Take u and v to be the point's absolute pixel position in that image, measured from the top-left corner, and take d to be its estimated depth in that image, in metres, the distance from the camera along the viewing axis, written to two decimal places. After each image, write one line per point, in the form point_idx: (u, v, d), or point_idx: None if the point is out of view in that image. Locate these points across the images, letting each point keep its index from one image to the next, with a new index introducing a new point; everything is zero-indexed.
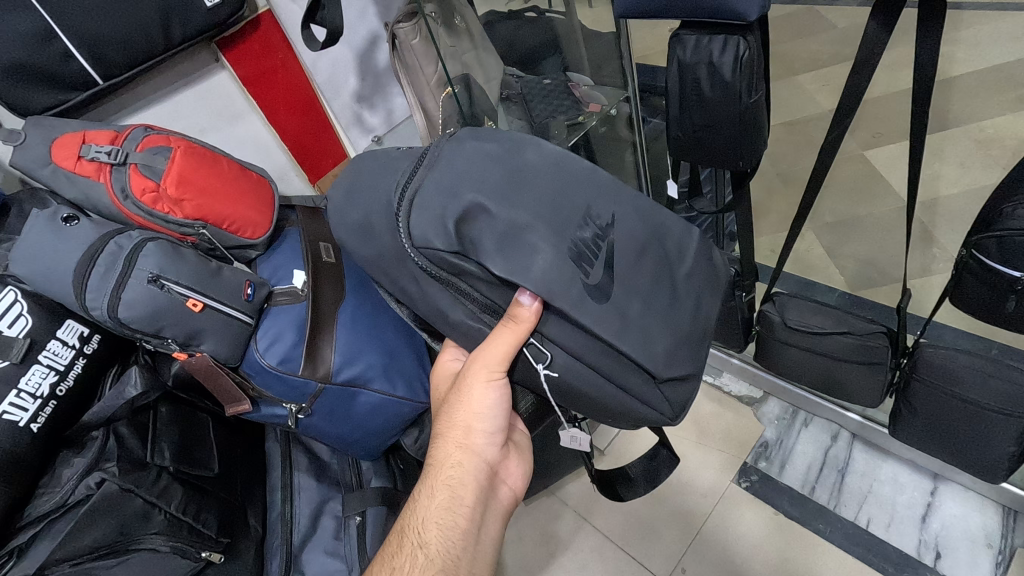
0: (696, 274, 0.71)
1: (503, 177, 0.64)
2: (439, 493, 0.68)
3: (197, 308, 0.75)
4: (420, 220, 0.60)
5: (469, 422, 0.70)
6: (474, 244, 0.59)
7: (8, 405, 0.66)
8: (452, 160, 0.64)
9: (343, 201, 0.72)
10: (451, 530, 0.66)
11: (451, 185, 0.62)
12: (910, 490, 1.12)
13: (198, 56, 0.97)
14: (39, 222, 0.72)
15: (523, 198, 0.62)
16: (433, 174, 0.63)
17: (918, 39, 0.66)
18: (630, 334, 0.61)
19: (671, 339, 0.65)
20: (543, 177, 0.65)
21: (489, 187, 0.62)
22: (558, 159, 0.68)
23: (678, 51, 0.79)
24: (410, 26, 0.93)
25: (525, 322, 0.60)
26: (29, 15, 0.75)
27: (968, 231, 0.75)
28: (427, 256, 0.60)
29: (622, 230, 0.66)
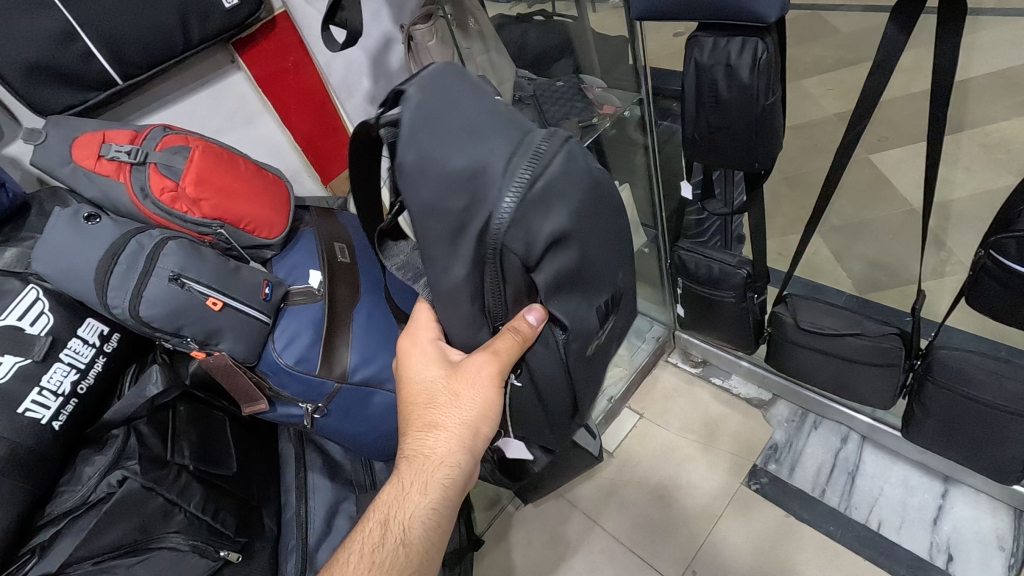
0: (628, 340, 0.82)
1: (599, 211, 0.61)
2: (424, 488, 0.66)
3: (217, 307, 0.76)
4: (515, 222, 0.53)
5: (471, 423, 0.66)
6: (543, 270, 0.56)
7: (31, 402, 0.66)
8: (566, 171, 0.56)
9: (422, 128, 0.52)
10: (433, 525, 0.66)
11: (554, 199, 0.55)
12: (921, 492, 1.12)
13: (214, 57, 0.97)
14: (61, 220, 0.72)
15: (598, 242, 0.61)
16: (547, 175, 0.55)
17: (938, 40, 0.66)
18: (584, 379, 0.70)
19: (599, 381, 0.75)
20: (612, 223, 0.64)
21: (581, 218, 0.58)
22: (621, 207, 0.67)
23: (695, 53, 0.80)
24: (427, 28, 0.96)
25: (530, 338, 0.61)
26: (53, 15, 0.75)
27: (986, 232, 0.75)
28: (498, 257, 0.55)
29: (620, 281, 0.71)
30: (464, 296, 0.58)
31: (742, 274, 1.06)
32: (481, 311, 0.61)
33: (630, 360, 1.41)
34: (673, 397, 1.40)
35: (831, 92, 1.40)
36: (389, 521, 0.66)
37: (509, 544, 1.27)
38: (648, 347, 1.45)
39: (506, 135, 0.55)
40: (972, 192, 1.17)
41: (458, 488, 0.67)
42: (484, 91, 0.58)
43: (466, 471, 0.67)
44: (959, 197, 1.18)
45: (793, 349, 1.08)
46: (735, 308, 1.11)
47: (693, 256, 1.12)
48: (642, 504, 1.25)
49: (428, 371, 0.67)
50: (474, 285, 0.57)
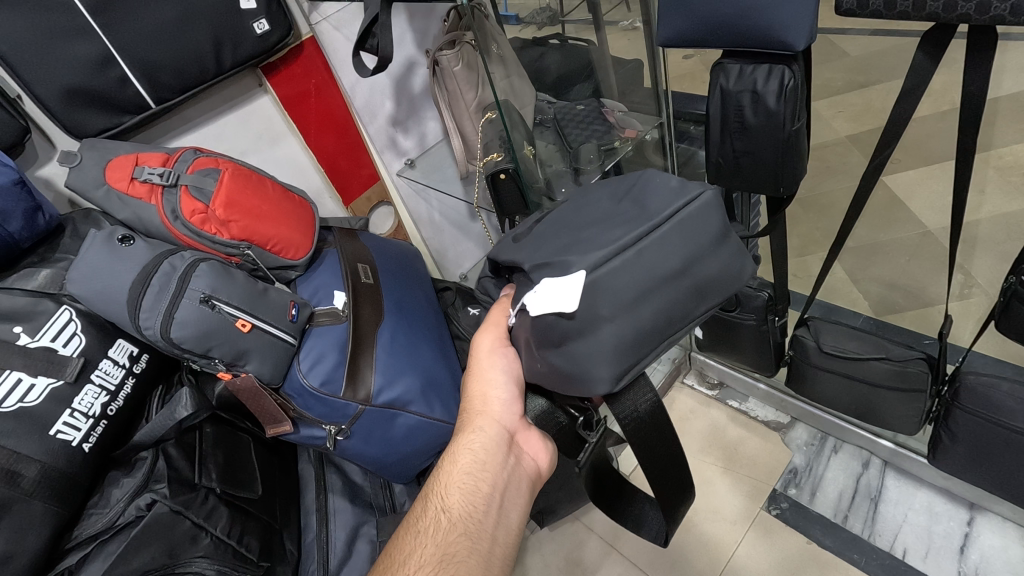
0: (638, 196, 0.61)
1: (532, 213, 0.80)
2: (461, 457, 0.66)
3: (246, 328, 0.76)
4: None
5: (485, 391, 0.68)
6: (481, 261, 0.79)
7: (62, 424, 0.66)
8: None
9: None
10: (474, 495, 0.64)
11: None
12: (946, 520, 1.10)
13: (244, 81, 1.00)
14: (97, 242, 0.73)
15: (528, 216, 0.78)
16: None
17: (967, 70, 0.67)
18: (529, 249, 0.63)
19: (566, 235, 0.61)
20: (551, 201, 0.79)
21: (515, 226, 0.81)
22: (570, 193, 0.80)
23: (721, 79, 0.81)
24: (453, 54, 0.97)
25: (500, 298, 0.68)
26: (92, 41, 0.77)
27: (1017, 258, 0.75)
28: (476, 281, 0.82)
29: (575, 197, 0.70)
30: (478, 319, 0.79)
31: (763, 296, 1.05)
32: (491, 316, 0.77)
33: None
34: (690, 418, 1.38)
35: (843, 113, 1.43)
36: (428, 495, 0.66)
37: (524, 568, 1.25)
38: (664, 369, 1.42)
39: None
40: (993, 213, 1.17)
41: (498, 459, 0.66)
42: None
43: (500, 440, 0.67)
44: (982, 219, 1.17)
45: (815, 373, 1.07)
46: (756, 331, 1.10)
47: None
48: None
49: None
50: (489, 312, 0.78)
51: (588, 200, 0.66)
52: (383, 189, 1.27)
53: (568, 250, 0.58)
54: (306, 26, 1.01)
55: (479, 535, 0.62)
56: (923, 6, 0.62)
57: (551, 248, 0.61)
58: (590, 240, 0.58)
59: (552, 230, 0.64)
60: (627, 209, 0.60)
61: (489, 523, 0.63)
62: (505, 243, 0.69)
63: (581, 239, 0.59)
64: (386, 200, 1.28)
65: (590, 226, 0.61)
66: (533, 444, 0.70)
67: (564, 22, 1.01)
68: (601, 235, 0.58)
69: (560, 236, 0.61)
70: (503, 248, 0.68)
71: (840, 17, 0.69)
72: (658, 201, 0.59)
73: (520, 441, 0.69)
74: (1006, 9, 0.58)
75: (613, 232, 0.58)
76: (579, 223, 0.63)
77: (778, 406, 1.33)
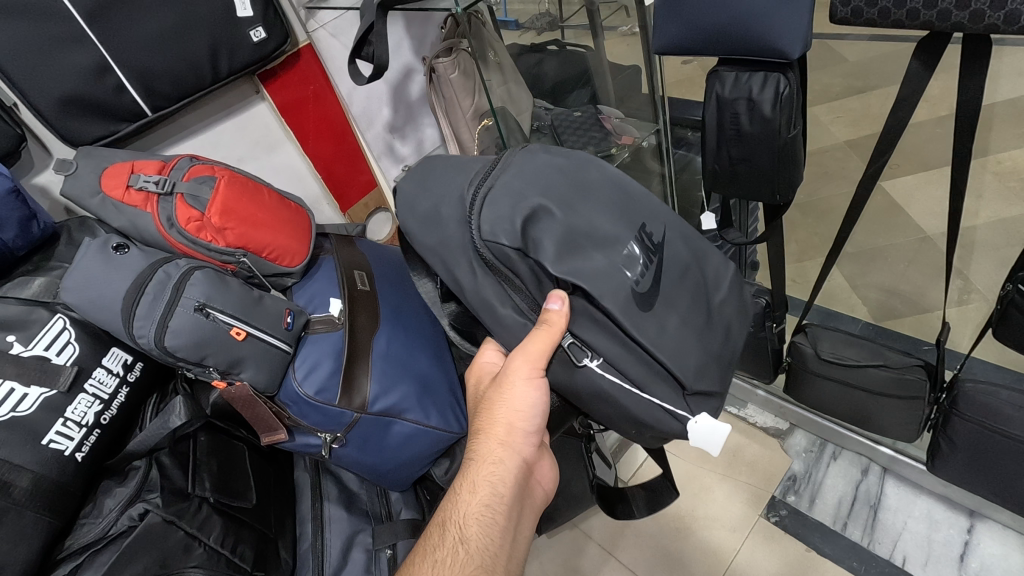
0: (728, 303, 0.70)
1: (578, 187, 0.65)
2: (481, 489, 0.65)
3: (240, 336, 0.76)
4: (491, 216, 0.60)
5: (512, 421, 0.66)
6: (538, 245, 0.59)
7: (55, 434, 0.66)
8: (523, 165, 0.65)
9: (412, 190, 0.68)
10: (491, 526, 0.64)
11: (520, 188, 0.62)
12: (946, 527, 1.09)
13: (240, 88, 1.00)
14: (91, 250, 0.73)
15: (583, 205, 0.63)
16: (504, 175, 0.63)
17: (962, 79, 0.67)
18: (665, 343, 0.61)
19: (700, 345, 0.64)
20: (597, 182, 0.67)
21: (553, 192, 0.63)
22: (615, 181, 0.68)
23: (717, 87, 0.81)
24: (449, 61, 0.95)
25: (557, 325, 0.59)
26: (88, 49, 0.77)
27: (1014, 266, 0.75)
28: (491, 248, 0.59)
29: (668, 250, 0.66)
30: (493, 301, 0.62)
31: (760, 303, 1.05)
32: (517, 313, 0.63)
33: None
34: None
35: (840, 119, 1.44)
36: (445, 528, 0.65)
37: None
38: None
39: (461, 174, 0.66)
40: (991, 218, 1.17)
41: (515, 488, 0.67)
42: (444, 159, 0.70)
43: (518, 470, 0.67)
44: (979, 224, 1.17)
45: (813, 379, 1.07)
46: (754, 338, 1.10)
47: None
48: (658, 536, 1.22)
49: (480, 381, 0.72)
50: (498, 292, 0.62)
51: (682, 269, 0.67)
52: (380, 196, 1.27)
53: (710, 378, 0.64)
54: (303, 34, 1.01)
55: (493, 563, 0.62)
56: (917, 15, 0.62)
57: (683, 352, 0.62)
58: (710, 357, 0.65)
59: (669, 310, 0.63)
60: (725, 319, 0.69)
61: (504, 554, 0.64)
62: (621, 294, 0.59)
63: (701, 347, 0.64)
64: (383, 206, 1.29)
65: (704, 332, 0.65)
66: (541, 470, 0.73)
67: (563, 27, 1.04)
68: (714, 350, 0.66)
69: (694, 341, 0.63)
70: (620, 303, 0.59)
71: (834, 26, 0.70)
72: (736, 317, 0.71)
73: (533, 469, 0.70)
74: (1000, 18, 0.58)
75: (717, 344, 0.66)
76: (694, 317, 0.65)
77: (778, 412, 1.32)
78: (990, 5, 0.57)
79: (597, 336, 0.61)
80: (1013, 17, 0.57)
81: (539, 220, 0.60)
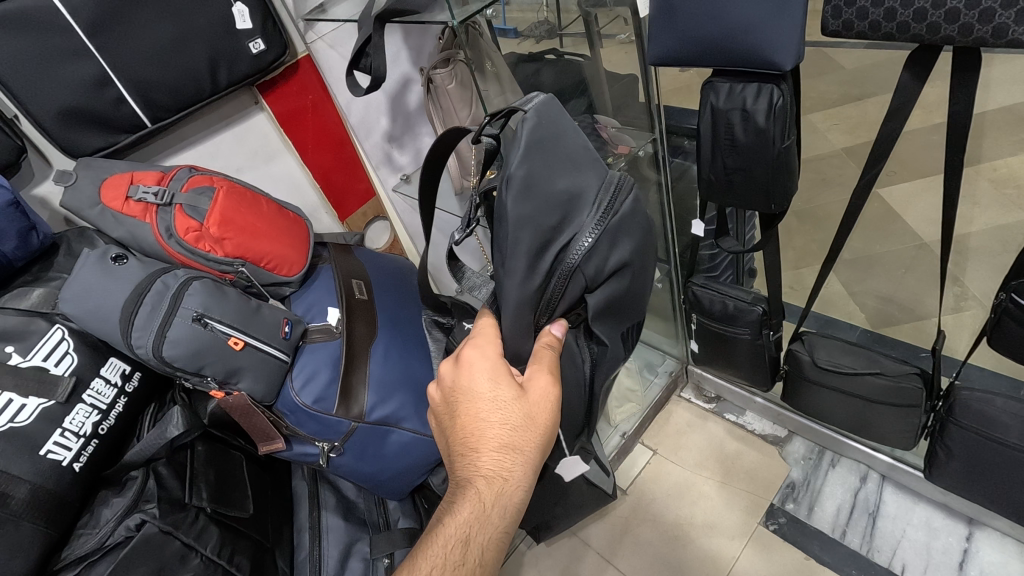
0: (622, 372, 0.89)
1: (650, 248, 0.69)
2: (507, 516, 0.61)
3: (238, 346, 0.76)
4: (593, 255, 0.61)
5: (540, 448, 0.63)
6: (599, 292, 0.64)
7: (53, 444, 0.67)
8: (639, 213, 0.65)
9: (543, 155, 0.59)
10: (501, 548, 0.63)
11: (623, 235, 0.63)
12: (945, 535, 1.09)
13: (240, 99, 1.01)
14: (90, 260, 0.74)
15: (642, 272, 0.68)
16: (625, 217, 0.63)
17: (953, 90, 0.68)
18: (599, 399, 0.76)
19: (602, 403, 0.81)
20: (652, 252, 0.71)
21: (637, 249, 0.65)
22: (658, 256, 0.75)
23: (711, 98, 0.82)
24: (447, 72, 0.95)
25: (551, 350, 0.64)
26: (89, 62, 0.78)
27: (1007, 275, 0.76)
28: (570, 279, 0.61)
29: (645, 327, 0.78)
30: (528, 306, 0.61)
31: (757, 311, 1.05)
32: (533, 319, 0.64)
33: (643, 394, 1.39)
34: (687, 432, 1.37)
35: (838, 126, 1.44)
36: (462, 555, 0.60)
37: None
38: (660, 382, 1.42)
39: (594, 174, 0.63)
40: (986, 225, 1.17)
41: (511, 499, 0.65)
42: (573, 125, 0.63)
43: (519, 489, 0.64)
44: (974, 231, 1.18)
45: (810, 387, 1.07)
46: (751, 345, 1.10)
47: (707, 293, 1.12)
48: (657, 544, 1.21)
49: (503, 388, 0.61)
50: (540, 296, 0.62)
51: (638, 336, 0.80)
52: (379, 205, 1.27)
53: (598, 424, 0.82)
54: (302, 45, 1.02)
55: (492, 574, 0.62)
56: (907, 28, 0.63)
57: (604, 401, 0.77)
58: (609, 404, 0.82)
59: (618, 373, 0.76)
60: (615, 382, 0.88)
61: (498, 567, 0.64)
62: (609, 363, 0.71)
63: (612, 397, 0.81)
64: (382, 215, 1.29)
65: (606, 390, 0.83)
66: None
67: (561, 36, 1.03)
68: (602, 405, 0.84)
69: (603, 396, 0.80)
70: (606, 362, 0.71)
71: (826, 38, 0.71)
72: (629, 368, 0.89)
73: None
74: (988, 32, 0.58)
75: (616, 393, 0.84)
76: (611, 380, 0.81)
77: (776, 420, 1.32)
78: (978, 19, 0.58)
79: (568, 376, 0.70)
80: (1001, 30, 0.57)
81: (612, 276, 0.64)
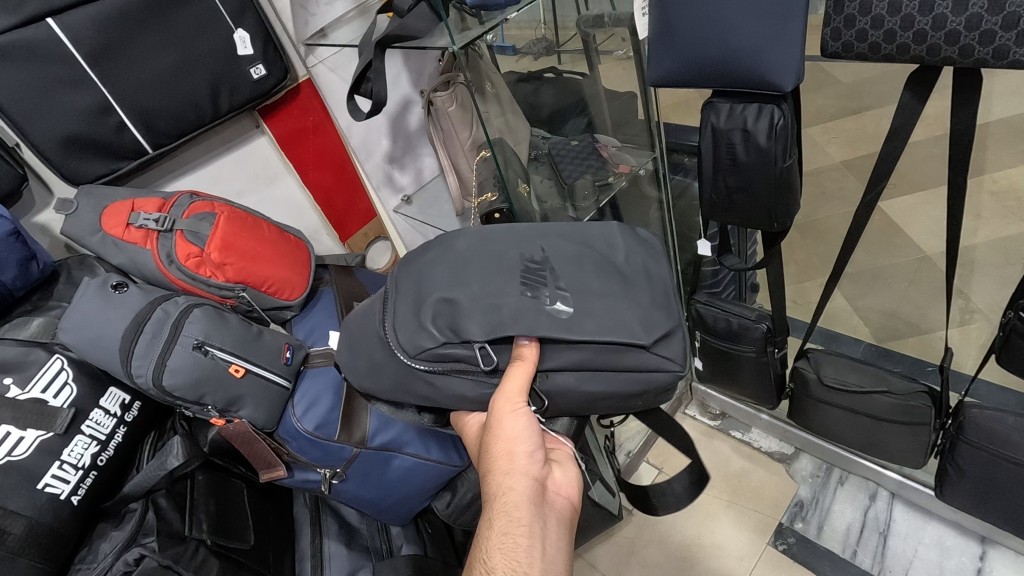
0: (634, 258, 0.71)
1: (442, 253, 0.71)
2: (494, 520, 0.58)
3: (239, 373, 0.76)
4: None
5: (509, 451, 0.61)
6: (410, 335, 0.64)
7: (51, 477, 0.66)
8: (407, 280, 0.70)
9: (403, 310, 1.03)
10: (513, 550, 0.55)
11: (419, 288, 0.68)
12: (957, 555, 1.07)
13: (241, 123, 1.01)
14: (90, 289, 0.73)
15: (468, 271, 0.67)
16: (400, 292, 0.69)
17: (955, 109, 0.68)
18: (606, 324, 0.62)
19: (625, 299, 0.65)
20: (472, 252, 0.70)
21: (422, 280, 0.68)
22: (482, 238, 0.71)
23: (712, 118, 0.82)
24: (447, 94, 0.94)
25: (530, 358, 0.61)
26: (91, 90, 0.78)
27: (1015, 293, 0.75)
28: (428, 358, 0.63)
29: (558, 258, 0.68)
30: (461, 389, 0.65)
31: (762, 328, 1.04)
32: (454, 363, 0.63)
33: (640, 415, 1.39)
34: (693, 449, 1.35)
35: (836, 139, 1.44)
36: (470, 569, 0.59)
37: None
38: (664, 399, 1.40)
39: None
40: (989, 237, 1.17)
41: (534, 515, 0.57)
42: None
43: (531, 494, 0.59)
44: (978, 243, 1.17)
45: (818, 406, 1.06)
46: (756, 363, 1.09)
47: (710, 310, 1.11)
48: (665, 566, 1.19)
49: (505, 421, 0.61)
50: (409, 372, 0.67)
51: (563, 258, 0.68)
52: (380, 225, 1.28)
53: (652, 314, 0.65)
54: (303, 69, 1.03)
55: None
56: (907, 49, 0.63)
57: (627, 315, 0.63)
58: (648, 304, 0.65)
59: (592, 291, 0.65)
60: (636, 270, 0.69)
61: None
62: (540, 313, 0.62)
63: (637, 291, 0.66)
64: (382, 235, 1.29)
65: (630, 290, 0.66)
66: (558, 476, 0.63)
67: (559, 53, 0.98)
68: (643, 297, 0.66)
69: (618, 299, 0.65)
70: (547, 325, 0.61)
71: (825, 59, 0.71)
72: (636, 251, 0.71)
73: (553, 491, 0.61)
74: (988, 53, 0.59)
75: (649, 285, 0.68)
76: (608, 284, 0.66)
77: (783, 437, 1.30)
78: (978, 40, 0.58)
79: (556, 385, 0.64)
80: (1001, 52, 0.58)
81: (454, 303, 0.64)
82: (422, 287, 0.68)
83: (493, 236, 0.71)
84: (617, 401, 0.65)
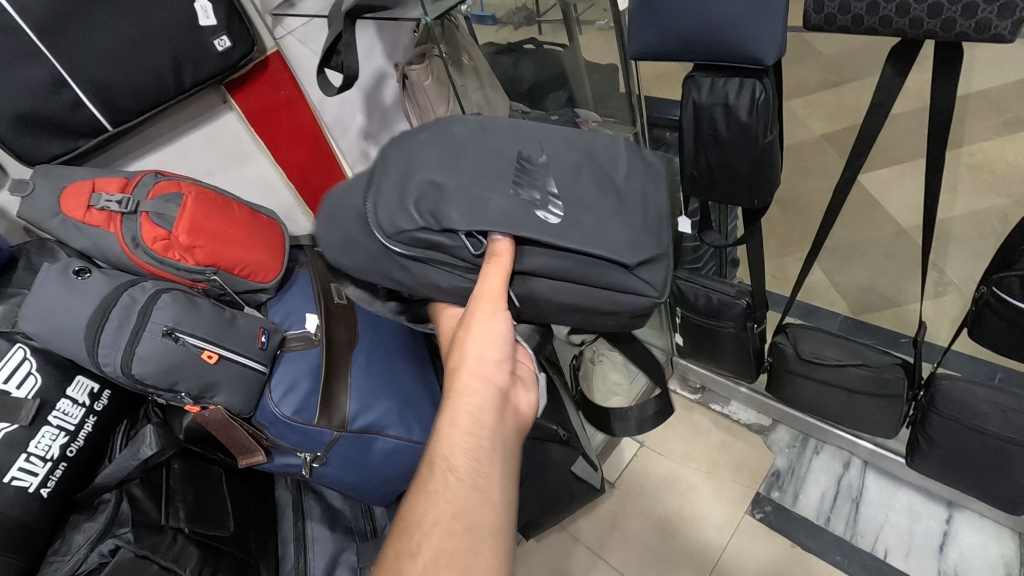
0: (637, 172, 0.64)
1: (437, 135, 0.63)
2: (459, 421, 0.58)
3: (213, 359, 0.74)
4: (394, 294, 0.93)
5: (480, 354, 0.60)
6: (392, 218, 0.59)
7: (17, 470, 0.64)
8: (395, 156, 0.62)
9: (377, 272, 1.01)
10: (476, 450, 0.56)
11: (407, 170, 0.61)
12: (925, 519, 1.11)
13: (207, 98, 0.97)
14: (50, 275, 0.70)
15: (461, 159, 0.60)
16: (387, 168, 0.62)
17: (936, 84, 0.67)
18: (594, 242, 0.57)
19: (620, 217, 0.59)
20: (468, 139, 0.62)
21: (412, 160, 0.61)
22: (484, 125, 0.63)
23: (693, 93, 0.80)
24: (422, 68, 0.91)
25: (505, 256, 0.57)
26: (43, 64, 0.74)
27: (988, 268, 0.76)
28: (403, 241, 0.59)
29: (557, 161, 0.61)
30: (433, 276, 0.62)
31: (742, 304, 1.05)
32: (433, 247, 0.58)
33: None
34: (674, 423, 1.37)
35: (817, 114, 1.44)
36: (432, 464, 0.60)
37: None
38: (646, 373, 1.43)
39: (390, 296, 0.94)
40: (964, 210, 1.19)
41: (495, 416, 0.58)
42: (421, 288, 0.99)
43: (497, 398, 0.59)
44: (954, 216, 1.18)
45: (795, 380, 1.07)
46: (735, 338, 1.10)
47: (691, 286, 1.11)
48: (647, 537, 1.22)
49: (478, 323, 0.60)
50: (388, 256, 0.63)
51: (564, 161, 0.61)
52: None
53: (643, 237, 0.60)
54: (270, 41, 0.98)
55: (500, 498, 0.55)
56: (890, 22, 0.62)
57: (619, 235, 0.58)
58: (643, 226, 0.60)
59: (590, 204, 0.59)
60: (636, 188, 0.62)
61: (494, 477, 0.56)
62: (528, 214, 0.57)
63: (634, 210, 0.61)
64: None
65: (626, 207, 0.60)
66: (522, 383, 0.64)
67: (539, 23, 1.00)
68: (637, 218, 0.60)
69: (613, 216, 0.59)
70: (533, 228, 0.56)
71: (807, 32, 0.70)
72: (640, 164, 0.64)
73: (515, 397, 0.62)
74: (970, 27, 0.58)
75: (647, 201, 0.62)
76: (607, 199, 0.60)
77: (761, 409, 1.32)
78: (960, 13, 0.57)
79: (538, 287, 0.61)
80: (983, 25, 0.57)
81: (440, 187, 0.58)
82: (409, 167, 0.61)
83: (495, 125, 0.63)
84: (590, 316, 0.64)
